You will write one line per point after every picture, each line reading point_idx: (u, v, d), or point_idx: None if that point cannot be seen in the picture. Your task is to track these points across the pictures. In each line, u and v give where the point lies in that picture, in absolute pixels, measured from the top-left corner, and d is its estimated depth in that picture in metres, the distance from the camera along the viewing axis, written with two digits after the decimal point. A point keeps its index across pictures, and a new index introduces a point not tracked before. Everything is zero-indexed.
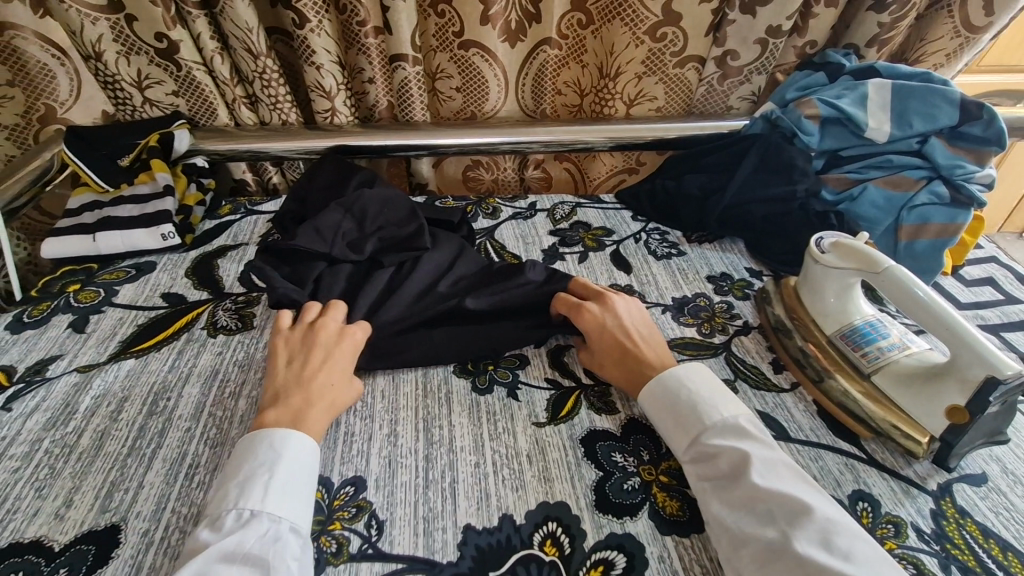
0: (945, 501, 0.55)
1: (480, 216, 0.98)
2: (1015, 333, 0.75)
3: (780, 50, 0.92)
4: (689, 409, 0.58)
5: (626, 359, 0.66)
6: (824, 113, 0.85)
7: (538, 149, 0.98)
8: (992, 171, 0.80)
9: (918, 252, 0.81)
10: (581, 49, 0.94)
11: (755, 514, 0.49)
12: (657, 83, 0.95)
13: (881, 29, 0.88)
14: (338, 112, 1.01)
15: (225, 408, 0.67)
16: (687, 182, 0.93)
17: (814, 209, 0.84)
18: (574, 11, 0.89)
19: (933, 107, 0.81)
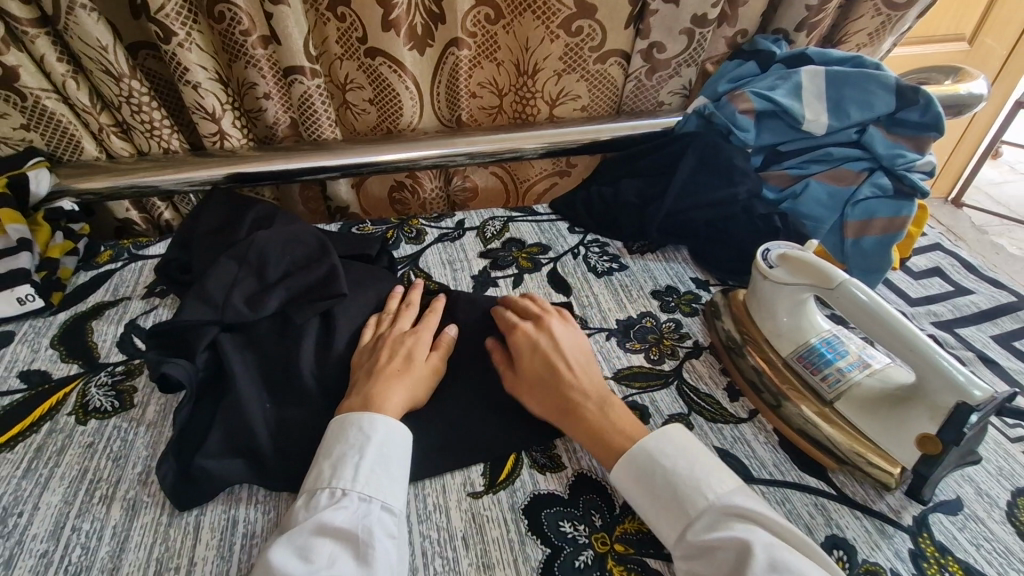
0: (923, 540, 0.51)
1: (402, 241, 0.85)
2: (968, 329, 0.72)
3: (708, 39, 0.83)
4: (673, 491, 0.50)
5: (551, 386, 0.60)
6: (758, 107, 0.80)
7: (464, 162, 0.82)
8: (933, 157, 0.76)
9: (867, 250, 0.78)
10: (493, 46, 0.79)
11: None
12: (578, 81, 0.84)
13: (810, 12, 0.80)
14: (229, 135, 0.80)
15: (95, 521, 0.55)
16: (624, 187, 0.86)
17: (758, 212, 0.80)
18: (479, 6, 0.75)
19: (868, 93, 0.77)
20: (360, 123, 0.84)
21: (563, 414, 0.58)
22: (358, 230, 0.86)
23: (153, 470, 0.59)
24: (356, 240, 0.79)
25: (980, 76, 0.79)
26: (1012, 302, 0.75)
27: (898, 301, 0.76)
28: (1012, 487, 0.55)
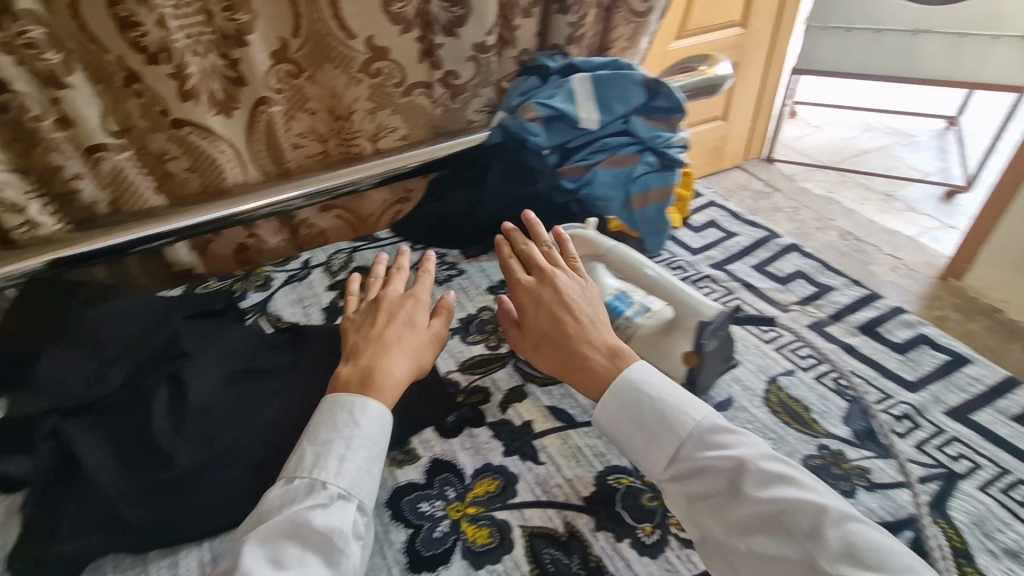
0: (641, 464, 0.57)
1: (249, 291, 0.84)
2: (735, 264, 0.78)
3: (494, 63, 0.91)
4: (331, 459, 0.51)
5: (417, 334, 0.63)
6: (544, 113, 0.81)
7: (301, 203, 0.89)
8: (685, 134, 0.83)
9: (652, 218, 0.81)
10: (303, 97, 0.83)
11: (774, 533, 0.46)
12: (392, 115, 0.90)
13: (571, 28, 0.90)
14: (39, 222, 0.76)
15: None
16: (453, 200, 0.88)
17: (556, 201, 0.81)
18: (279, 64, 0.78)
19: (623, 88, 0.81)
20: (184, 189, 0.85)
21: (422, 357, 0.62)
22: (202, 289, 0.86)
23: None
24: (197, 297, 0.77)
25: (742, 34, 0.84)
26: (766, 236, 0.83)
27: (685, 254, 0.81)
28: (765, 377, 0.60)
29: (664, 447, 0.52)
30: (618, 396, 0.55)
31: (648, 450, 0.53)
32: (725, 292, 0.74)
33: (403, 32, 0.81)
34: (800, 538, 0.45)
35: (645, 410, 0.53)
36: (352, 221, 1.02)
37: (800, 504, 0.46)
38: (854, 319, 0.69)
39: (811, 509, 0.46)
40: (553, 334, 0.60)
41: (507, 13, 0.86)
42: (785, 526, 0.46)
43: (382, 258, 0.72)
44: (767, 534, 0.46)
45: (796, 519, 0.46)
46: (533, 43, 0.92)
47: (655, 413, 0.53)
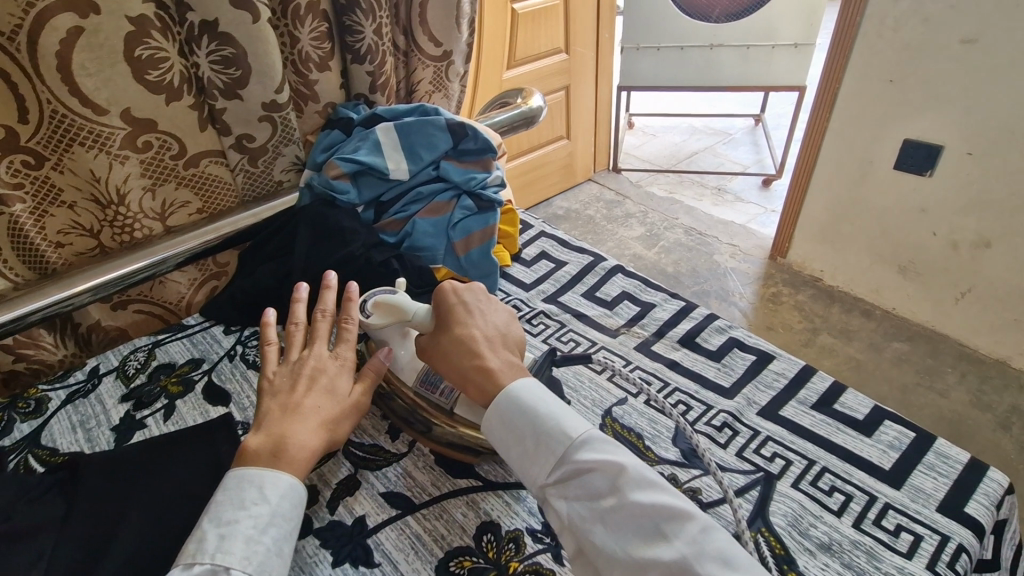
0: (485, 542, 0.54)
1: (13, 423, 0.68)
2: (566, 295, 0.79)
3: (294, 120, 0.84)
4: (236, 542, 0.45)
5: (469, 347, 0.56)
6: (347, 170, 0.77)
7: (87, 300, 0.73)
8: (498, 172, 0.83)
9: (477, 261, 0.78)
10: (52, 189, 0.70)
11: (641, 536, 0.45)
12: (178, 188, 0.79)
13: (373, 76, 0.87)
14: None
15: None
16: (261, 276, 0.78)
17: (376, 259, 0.74)
18: (8, 155, 0.65)
19: (427, 136, 0.79)
20: None
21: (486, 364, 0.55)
22: None
23: None
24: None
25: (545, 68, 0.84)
26: (591, 261, 0.85)
27: (517, 292, 0.80)
28: (600, 412, 0.61)
29: (550, 457, 0.50)
30: (509, 416, 0.52)
31: (537, 457, 0.50)
32: (559, 325, 0.74)
33: (170, 101, 0.73)
34: (665, 541, 0.44)
35: (538, 422, 0.51)
36: (156, 309, 0.88)
37: (673, 511, 0.45)
38: (675, 333, 0.72)
39: (677, 514, 0.45)
40: (461, 341, 0.57)
41: (300, 68, 0.82)
42: (652, 533, 0.45)
43: (303, 293, 0.64)
44: (635, 540, 0.45)
45: (667, 523, 0.45)
46: (334, 95, 0.87)
47: (552, 420, 0.51)
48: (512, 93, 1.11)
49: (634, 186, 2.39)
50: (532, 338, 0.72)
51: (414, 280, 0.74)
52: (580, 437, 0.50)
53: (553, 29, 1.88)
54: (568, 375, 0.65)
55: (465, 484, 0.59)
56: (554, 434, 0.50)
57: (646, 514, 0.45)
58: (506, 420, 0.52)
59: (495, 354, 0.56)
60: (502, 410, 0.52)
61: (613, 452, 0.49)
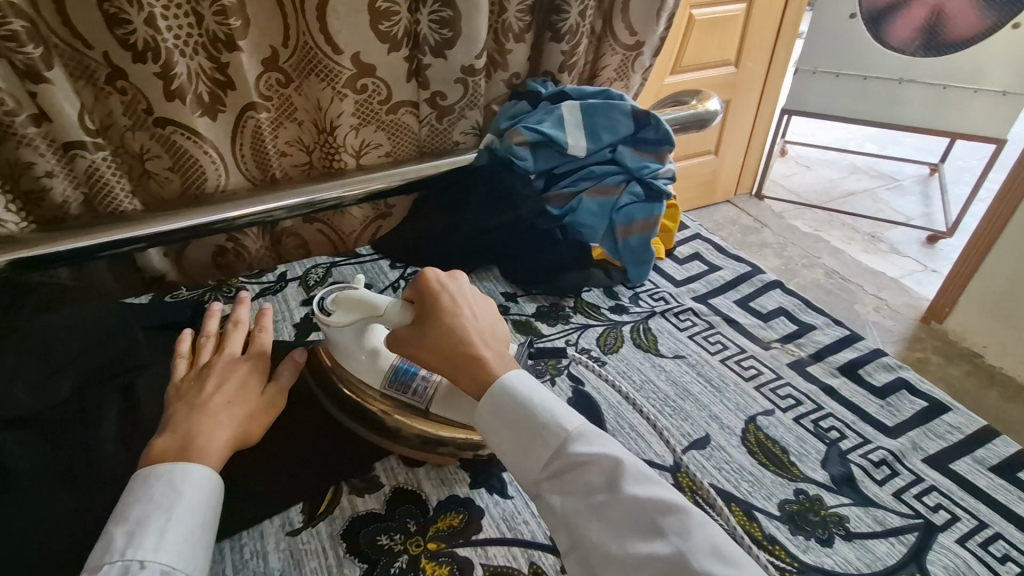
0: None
1: (219, 303, 0.79)
2: (718, 298, 0.77)
3: (484, 86, 0.90)
4: (147, 539, 0.40)
5: (450, 346, 0.51)
6: (531, 139, 0.80)
7: (282, 215, 0.85)
8: (671, 166, 0.83)
9: (635, 249, 0.79)
10: (291, 108, 0.85)
11: (638, 532, 0.42)
12: (377, 130, 0.88)
13: (564, 57, 0.90)
14: (4, 222, 0.75)
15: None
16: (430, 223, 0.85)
17: (538, 227, 0.78)
18: (269, 72, 0.80)
19: (611, 119, 0.80)
20: (166, 192, 0.84)
21: (467, 364, 0.51)
22: (168, 299, 0.80)
23: None
24: (162, 308, 0.71)
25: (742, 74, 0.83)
26: (748, 271, 0.82)
27: (666, 284, 0.80)
28: (744, 416, 0.60)
29: (545, 451, 0.46)
30: (501, 407, 0.48)
31: (531, 451, 0.47)
32: (708, 325, 0.72)
33: (392, 50, 0.80)
34: (665, 538, 0.41)
35: (533, 415, 0.47)
36: (330, 235, 1.00)
37: (668, 504, 0.42)
38: (836, 360, 0.68)
39: (668, 507, 0.42)
40: (454, 331, 0.52)
41: (500, 37, 0.86)
42: (652, 528, 0.42)
43: (217, 311, 0.61)
44: (634, 534, 0.42)
45: (667, 518, 0.41)
46: (524, 68, 0.92)
47: (547, 413, 0.47)
48: (689, 94, 1.09)
49: (777, 216, 2.24)
50: (678, 331, 0.72)
51: (570, 254, 0.78)
52: (574, 430, 0.47)
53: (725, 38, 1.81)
54: (714, 375, 0.65)
55: None
56: (548, 427, 0.47)
57: (644, 508, 0.42)
58: (499, 412, 0.48)
59: (483, 348, 0.52)
60: (496, 399, 0.49)
61: (607, 445, 0.46)
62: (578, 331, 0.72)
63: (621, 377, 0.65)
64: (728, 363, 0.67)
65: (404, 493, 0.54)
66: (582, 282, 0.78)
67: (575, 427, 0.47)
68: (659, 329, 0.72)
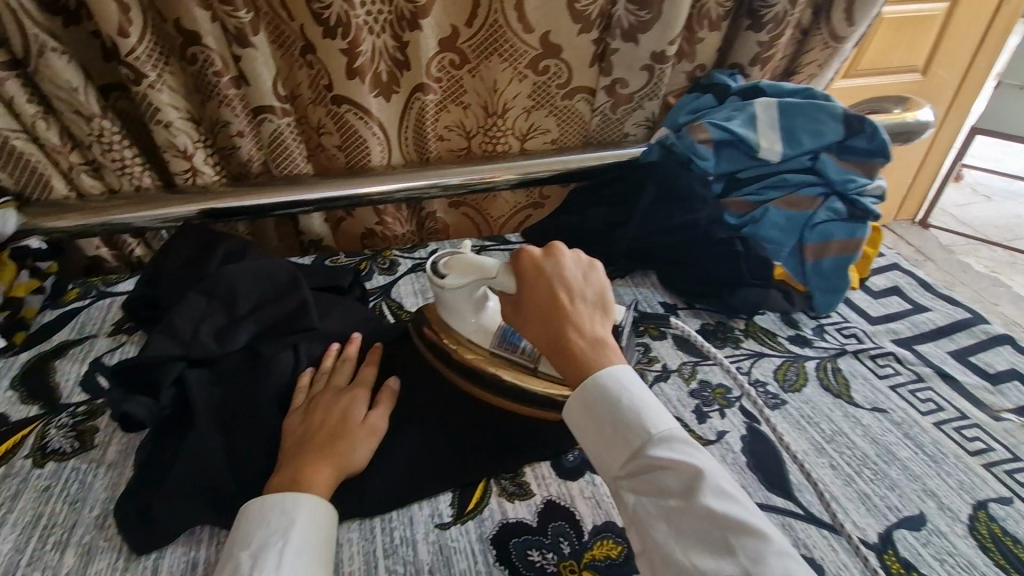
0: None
1: (374, 272, 0.81)
2: (927, 345, 0.65)
3: (668, 76, 0.83)
4: (269, 563, 0.40)
5: (546, 322, 0.46)
6: (717, 137, 0.72)
7: (438, 194, 0.84)
8: (882, 181, 0.71)
9: (826, 272, 0.69)
10: (459, 90, 0.82)
11: (708, 548, 0.35)
12: (548, 116, 0.85)
13: (761, 48, 0.80)
14: (201, 172, 0.80)
15: (48, 565, 0.47)
16: (589, 216, 0.78)
17: (718, 236, 0.70)
18: (443, 53, 0.77)
19: (817, 122, 0.70)
20: (331, 163, 0.86)
21: (559, 344, 0.45)
22: (328, 263, 0.82)
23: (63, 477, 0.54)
24: (325, 272, 0.74)
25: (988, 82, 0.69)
26: (967, 318, 0.69)
27: (857, 319, 0.69)
28: (972, 499, 0.49)
29: (623, 447, 0.41)
30: (583, 394, 0.43)
31: (608, 445, 0.41)
32: (916, 377, 0.61)
33: (582, 32, 0.76)
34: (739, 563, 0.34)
35: (615, 407, 0.42)
36: (477, 218, 0.98)
37: (751, 527, 0.35)
38: None
39: (750, 530, 0.35)
40: (547, 314, 0.46)
41: (694, 24, 0.78)
42: (723, 548, 0.35)
43: (333, 350, 0.62)
44: (702, 550, 0.35)
45: (743, 541, 0.34)
46: (712, 59, 0.83)
47: (633, 409, 0.41)
48: (893, 100, 0.93)
49: (945, 250, 1.93)
50: (876, 378, 0.61)
51: (749, 269, 0.69)
52: (658, 430, 0.40)
53: (918, 40, 1.50)
54: (927, 441, 0.54)
55: (782, 504, 0.49)
56: (630, 421, 0.41)
57: (718, 523, 0.35)
58: (583, 400, 0.43)
59: (578, 334, 0.45)
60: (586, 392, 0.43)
61: (694, 453, 0.39)
62: (752, 359, 0.64)
63: (807, 422, 0.55)
64: (944, 428, 0.55)
65: (555, 507, 0.50)
66: (759, 303, 0.68)
67: (660, 427, 0.40)
68: (851, 372, 0.62)
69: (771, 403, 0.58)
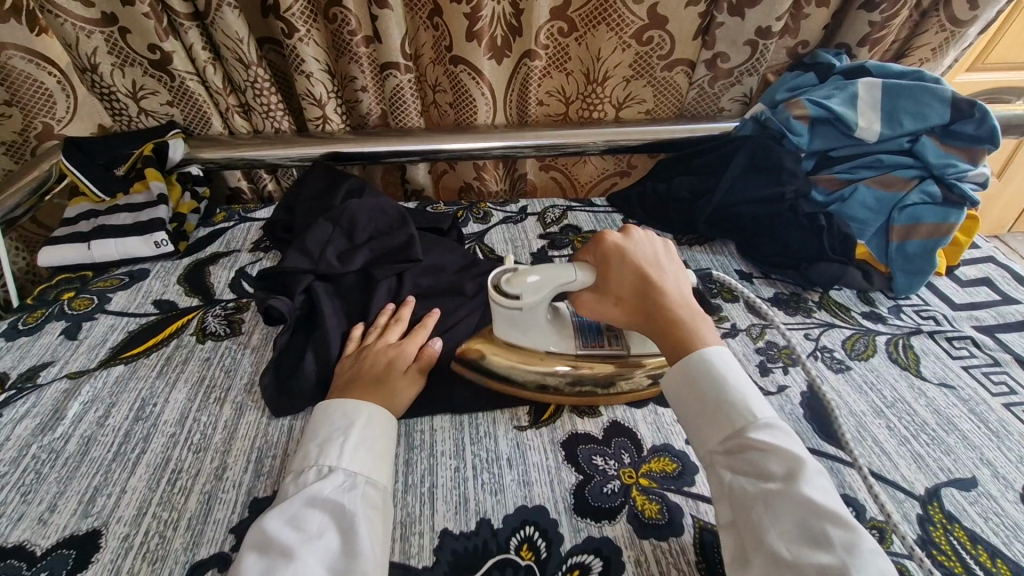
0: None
1: (470, 221, 0.89)
2: (1011, 335, 0.65)
3: (770, 52, 0.84)
4: (334, 451, 0.49)
5: (646, 297, 0.52)
6: (814, 114, 0.73)
7: (531, 154, 0.90)
8: (986, 169, 0.69)
9: (911, 255, 0.70)
10: (564, 57, 0.88)
11: (804, 531, 0.38)
12: (645, 86, 0.90)
13: (872, 28, 0.80)
14: (329, 119, 0.92)
15: (210, 414, 0.59)
16: (676, 184, 0.81)
17: (804, 210, 0.72)
18: (555, 20, 0.83)
19: (922, 104, 0.70)
20: (441, 119, 0.95)
21: (657, 318, 0.51)
22: (430, 209, 0.91)
23: (220, 353, 0.66)
24: (429, 215, 0.83)
25: None
26: None
27: (939, 304, 0.70)
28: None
29: (725, 425, 0.45)
30: (688, 369, 0.47)
31: (710, 421, 0.45)
32: (992, 361, 0.61)
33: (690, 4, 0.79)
34: (833, 550, 0.37)
35: (721, 387, 0.46)
36: (564, 180, 1.04)
37: (844, 520, 0.38)
38: None
39: (843, 523, 0.38)
40: (647, 285, 0.52)
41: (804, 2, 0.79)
42: (818, 535, 0.38)
43: (388, 309, 0.67)
44: (797, 537, 0.38)
45: (837, 529, 0.37)
46: (817, 37, 0.84)
47: (738, 394, 0.45)
48: (1014, 91, 0.89)
49: None
50: (948, 358, 0.62)
51: (831, 244, 0.71)
52: (761, 417, 0.44)
53: None
54: (992, 418, 0.55)
55: (832, 452, 0.52)
56: (735, 404, 0.45)
57: (815, 511, 0.38)
58: (692, 382, 0.47)
59: (673, 305, 0.51)
60: (693, 367, 0.47)
61: (793, 444, 0.43)
62: (822, 328, 0.66)
63: (868, 387, 0.58)
64: (1013, 409, 0.56)
65: (620, 426, 0.56)
66: (837, 278, 0.70)
67: (762, 414, 0.44)
68: (923, 349, 0.63)
69: (835, 367, 0.61)
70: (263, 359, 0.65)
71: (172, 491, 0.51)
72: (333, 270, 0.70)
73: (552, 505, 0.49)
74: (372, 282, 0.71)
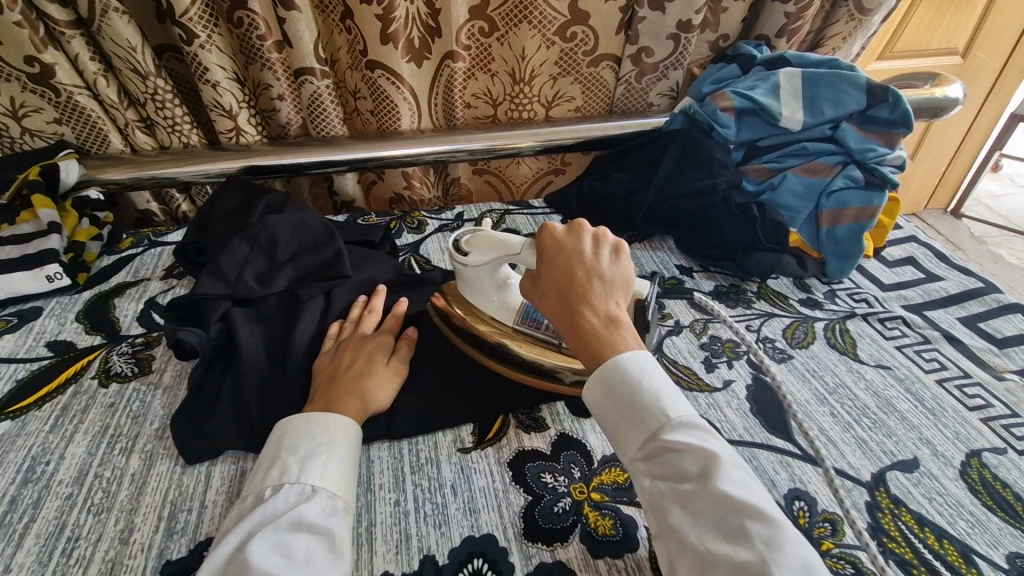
0: (797, 508, 0.46)
1: (403, 231, 0.85)
2: (937, 312, 0.67)
3: (693, 45, 0.85)
4: (318, 468, 0.45)
5: (568, 300, 0.46)
6: (739, 105, 0.74)
7: (464, 158, 0.87)
8: (902, 152, 0.72)
9: (840, 238, 0.72)
10: (487, 58, 0.85)
11: (721, 530, 0.35)
12: (573, 84, 0.89)
13: (788, 19, 0.81)
14: (243, 131, 0.85)
15: (115, 467, 0.52)
16: (612, 181, 0.80)
17: (737, 201, 0.72)
18: (474, 20, 0.80)
19: (840, 91, 0.71)
20: (365, 127, 0.90)
21: (576, 324, 0.45)
22: (361, 220, 0.86)
23: (125, 396, 0.59)
24: (359, 228, 0.78)
25: (956, 82, 0.91)
26: (979, 287, 0.70)
27: (869, 286, 0.72)
28: (966, 448, 0.51)
29: (642, 430, 0.40)
30: (603, 377, 0.42)
31: (627, 428, 0.41)
32: (922, 339, 0.63)
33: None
34: (751, 546, 0.34)
35: (635, 389, 0.41)
36: (499, 183, 1.02)
37: (758, 511, 0.35)
38: None
39: (761, 515, 0.35)
40: (565, 288, 0.46)
41: None
42: (735, 532, 0.35)
43: (361, 300, 0.65)
44: (715, 535, 0.35)
45: (753, 525, 0.34)
46: (738, 31, 0.85)
47: (651, 395, 0.41)
48: (921, 76, 0.93)
49: (974, 240, 1.90)
50: (882, 339, 0.63)
51: (765, 235, 0.72)
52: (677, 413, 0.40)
53: (957, 19, 1.45)
54: (927, 396, 0.56)
55: (782, 445, 0.52)
56: (650, 406, 0.40)
57: (733, 507, 0.35)
58: (606, 388, 0.42)
59: (591, 313, 0.45)
60: (606, 373, 0.42)
61: (711, 441, 0.39)
62: (762, 319, 0.66)
63: (811, 375, 0.58)
64: (945, 385, 0.57)
65: (568, 438, 0.54)
66: (773, 267, 0.71)
67: (677, 414, 0.40)
68: (859, 332, 0.64)
69: (778, 357, 0.61)
70: (176, 399, 0.59)
71: (69, 561, 0.45)
72: (252, 294, 0.64)
73: (500, 531, 0.46)
74: (297, 304, 0.65)
